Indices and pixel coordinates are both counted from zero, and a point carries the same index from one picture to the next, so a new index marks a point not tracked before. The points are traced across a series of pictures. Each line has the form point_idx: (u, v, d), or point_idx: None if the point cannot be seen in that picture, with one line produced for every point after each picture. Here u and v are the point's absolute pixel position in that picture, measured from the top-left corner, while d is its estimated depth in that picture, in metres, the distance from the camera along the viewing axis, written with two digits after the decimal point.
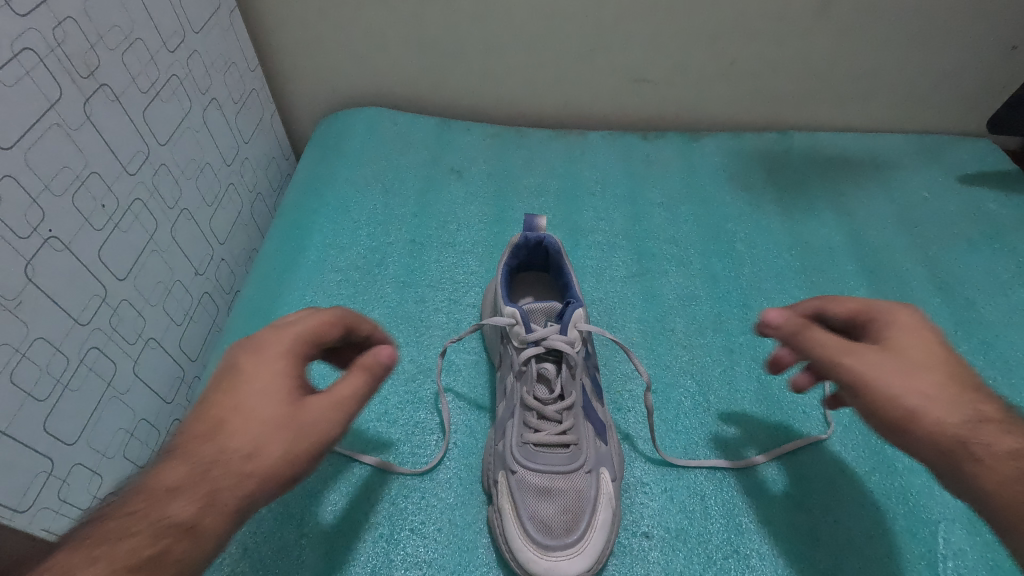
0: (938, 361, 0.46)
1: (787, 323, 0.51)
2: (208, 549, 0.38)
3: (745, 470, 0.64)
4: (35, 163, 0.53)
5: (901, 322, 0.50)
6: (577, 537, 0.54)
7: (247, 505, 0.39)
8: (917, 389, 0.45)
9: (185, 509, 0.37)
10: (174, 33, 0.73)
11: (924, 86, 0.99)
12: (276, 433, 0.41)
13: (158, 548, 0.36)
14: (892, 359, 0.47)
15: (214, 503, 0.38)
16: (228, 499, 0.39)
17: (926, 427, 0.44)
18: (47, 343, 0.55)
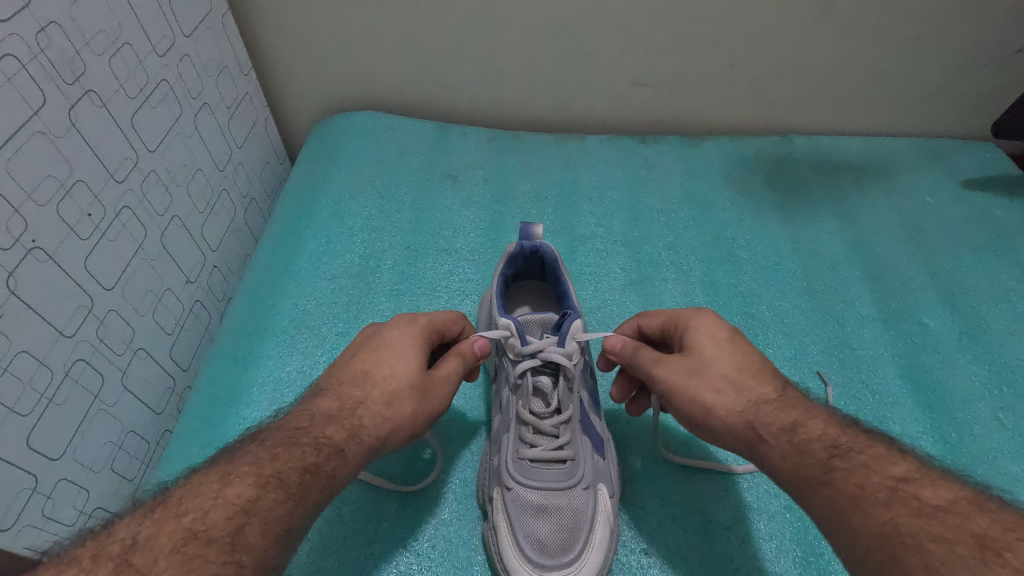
0: (739, 361, 0.52)
1: (625, 350, 0.58)
2: (349, 470, 0.46)
3: (746, 485, 0.63)
4: (18, 172, 0.51)
5: (699, 327, 0.55)
6: (574, 556, 0.53)
7: (379, 443, 0.49)
8: (714, 386, 0.51)
9: (336, 434, 0.47)
10: (164, 37, 0.72)
11: (926, 90, 0.98)
12: (409, 395, 0.51)
13: (317, 460, 0.45)
14: (686, 363, 0.52)
15: (359, 436, 0.48)
16: (370, 436, 0.48)
17: (722, 420, 0.50)
18: (30, 356, 0.53)
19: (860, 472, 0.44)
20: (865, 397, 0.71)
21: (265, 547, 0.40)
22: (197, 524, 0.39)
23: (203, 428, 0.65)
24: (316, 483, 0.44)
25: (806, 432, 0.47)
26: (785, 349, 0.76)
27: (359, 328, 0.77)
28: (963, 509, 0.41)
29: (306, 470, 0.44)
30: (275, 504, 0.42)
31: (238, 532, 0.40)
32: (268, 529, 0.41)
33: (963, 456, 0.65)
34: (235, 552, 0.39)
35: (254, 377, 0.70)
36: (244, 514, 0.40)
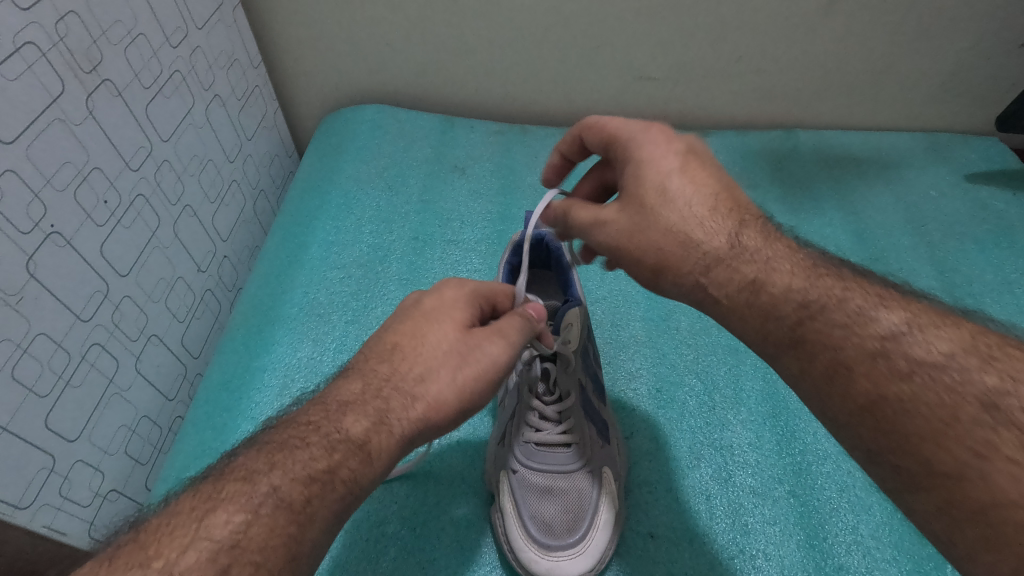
0: (692, 183, 0.45)
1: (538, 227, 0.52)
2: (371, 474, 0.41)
3: (750, 471, 0.64)
4: (37, 157, 0.52)
5: (641, 152, 0.46)
6: (579, 537, 0.54)
7: (413, 431, 0.42)
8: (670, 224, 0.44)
9: (355, 428, 0.41)
10: (177, 28, 0.73)
11: (930, 85, 0.99)
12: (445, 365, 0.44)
13: (331, 468, 0.39)
14: (635, 208, 0.45)
15: (391, 434, 0.41)
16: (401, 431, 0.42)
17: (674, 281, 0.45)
18: (48, 339, 0.54)
19: (836, 334, 0.38)
20: None
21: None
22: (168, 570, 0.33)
23: (216, 412, 0.66)
24: (330, 496, 0.39)
25: (769, 294, 0.41)
26: None
27: (367, 317, 0.78)
28: (962, 361, 0.35)
29: (314, 488, 0.38)
30: (271, 533, 0.36)
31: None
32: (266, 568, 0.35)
33: None
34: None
35: (265, 363, 0.72)
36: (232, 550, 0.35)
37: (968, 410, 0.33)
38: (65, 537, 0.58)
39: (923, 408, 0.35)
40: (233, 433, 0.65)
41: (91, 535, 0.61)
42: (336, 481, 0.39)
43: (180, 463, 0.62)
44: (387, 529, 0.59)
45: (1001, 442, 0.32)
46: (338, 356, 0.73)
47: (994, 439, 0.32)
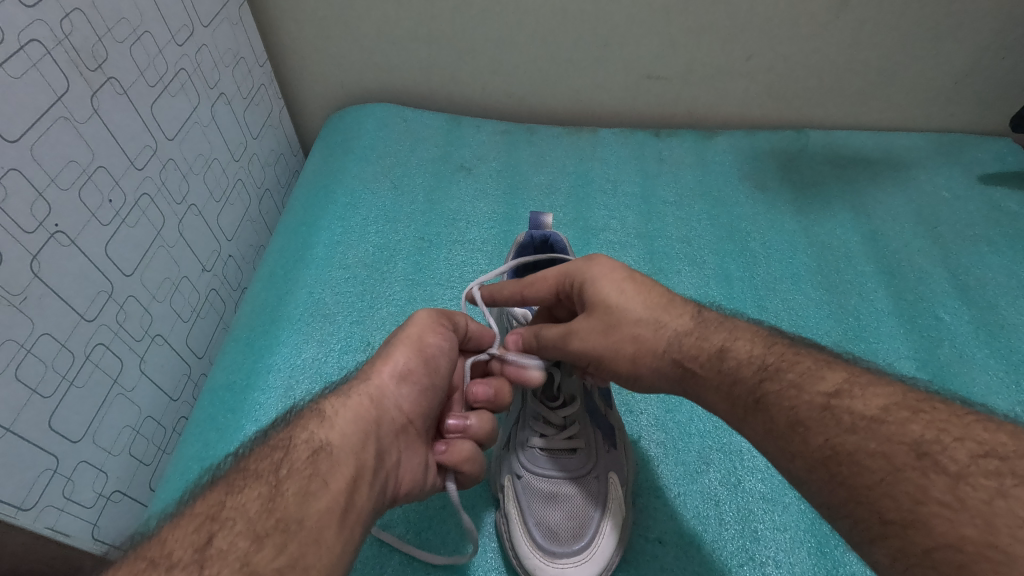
0: (647, 298, 0.50)
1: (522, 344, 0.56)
2: (340, 434, 0.43)
3: (760, 476, 0.63)
4: (40, 156, 0.52)
5: (593, 278, 0.52)
6: (585, 544, 0.54)
7: (373, 394, 0.47)
8: (632, 332, 0.49)
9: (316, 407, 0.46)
10: (183, 26, 0.72)
11: (943, 85, 0.98)
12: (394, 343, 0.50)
13: (290, 440, 0.42)
14: (596, 317, 0.50)
15: (343, 397, 0.46)
16: (358, 393, 0.47)
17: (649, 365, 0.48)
18: (52, 340, 0.54)
19: (788, 393, 0.41)
20: None
21: (246, 551, 0.35)
22: (157, 551, 0.35)
23: (221, 413, 0.66)
24: (299, 458, 0.41)
25: (734, 358, 0.45)
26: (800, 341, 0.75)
27: (373, 318, 0.77)
28: (895, 416, 0.37)
29: (282, 459, 0.41)
30: (250, 500, 0.38)
31: (208, 543, 0.35)
32: (246, 532, 0.36)
33: None
34: (207, 567, 0.34)
35: (270, 364, 0.71)
36: (211, 522, 0.36)
37: (902, 457, 0.35)
38: (68, 538, 0.57)
39: (865, 457, 0.36)
40: (238, 433, 0.64)
41: (94, 536, 0.61)
42: (300, 446, 0.42)
43: (184, 464, 0.61)
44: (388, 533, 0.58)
45: (932, 486, 0.33)
46: (342, 357, 0.73)
47: (926, 484, 0.33)
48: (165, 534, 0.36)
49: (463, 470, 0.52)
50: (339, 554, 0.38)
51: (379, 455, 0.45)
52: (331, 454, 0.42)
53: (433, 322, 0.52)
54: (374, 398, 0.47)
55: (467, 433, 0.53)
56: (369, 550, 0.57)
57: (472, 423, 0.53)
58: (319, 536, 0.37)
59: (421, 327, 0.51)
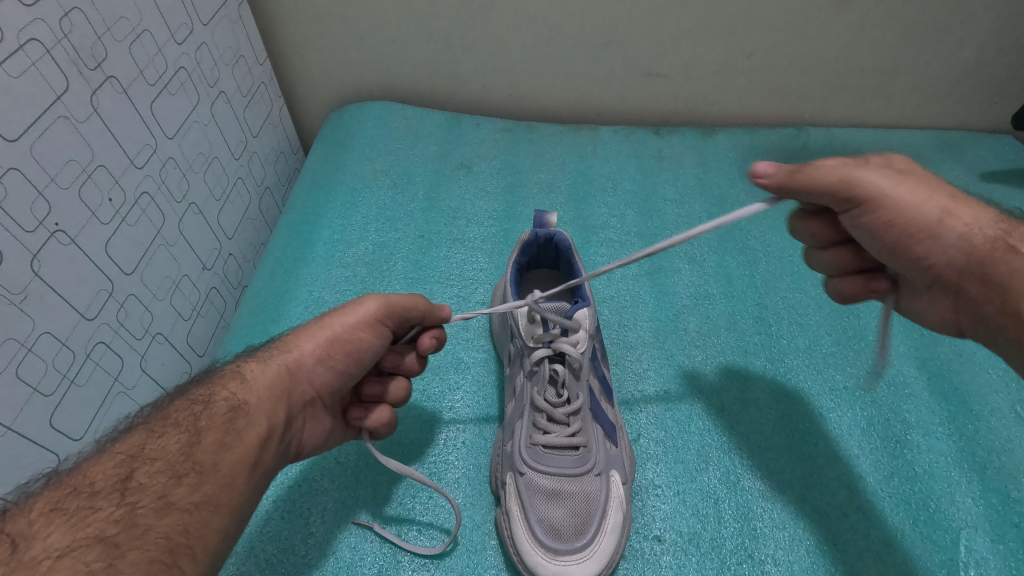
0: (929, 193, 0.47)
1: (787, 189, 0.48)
2: (254, 395, 0.50)
3: (759, 474, 0.63)
4: (41, 154, 0.52)
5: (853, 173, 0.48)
6: (587, 542, 0.54)
7: (291, 363, 0.53)
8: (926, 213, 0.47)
9: (234, 369, 0.52)
10: (182, 25, 0.72)
11: (944, 82, 0.97)
12: (319, 330, 0.54)
13: (210, 395, 0.49)
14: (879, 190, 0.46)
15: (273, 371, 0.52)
16: (277, 362, 0.53)
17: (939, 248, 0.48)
18: (53, 338, 0.54)
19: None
20: (881, 389, 0.70)
21: (163, 486, 0.42)
22: (79, 480, 0.41)
23: None
24: (217, 412, 0.48)
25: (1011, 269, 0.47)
26: (799, 339, 0.75)
27: None
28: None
29: (200, 412, 0.47)
30: (170, 445, 0.45)
31: (128, 477, 0.42)
32: (165, 470, 0.43)
33: (979, 448, 0.65)
34: (127, 496, 0.41)
35: None
36: (131, 460, 0.43)
37: None
38: None
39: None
40: None
41: None
42: (218, 403, 0.48)
43: None
44: (389, 526, 0.59)
45: None
46: None
47: None
48: (88, 463, 0.43)
49: (381, 430, 0.58)
50: (245, 496, 0.46)
51: (289, 419, 0.52)
52: (245, 413, 0.48)
53: (362, 321, 0.54)
54: (292, 368, 0.53)
55: (386, 394, 0.59)
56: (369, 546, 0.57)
57: (388, 387, 0.59)
58: (230, 481, 0.45)
59: (354, 324, 0.54)
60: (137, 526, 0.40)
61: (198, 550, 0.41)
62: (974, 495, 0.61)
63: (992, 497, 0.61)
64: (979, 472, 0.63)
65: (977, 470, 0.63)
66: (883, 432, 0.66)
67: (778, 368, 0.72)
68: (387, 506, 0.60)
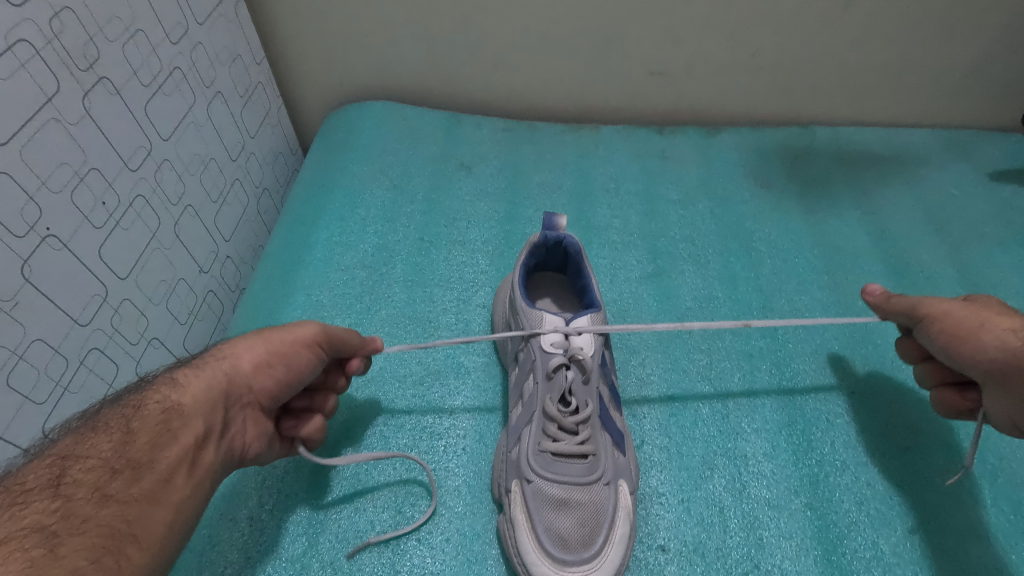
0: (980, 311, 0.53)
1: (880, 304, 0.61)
2: (189, 396, 0.47)
3: (766, 482, 0.62)
4: (31, 158, 0.51)
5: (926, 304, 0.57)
6: (594, 552, 0.52)
7: (226, 367, 0.50)
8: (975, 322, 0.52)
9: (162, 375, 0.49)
10: (177, 24, 0.71)
11: (953, 80, 0.96)
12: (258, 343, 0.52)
13: (145, 398, 0.46)
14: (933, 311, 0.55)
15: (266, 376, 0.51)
16: (214, 367, 0.50)
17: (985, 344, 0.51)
18: (45, 346, 0.53)
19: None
20: (889, 394, 0.69)
21: (100, 479, 0.41)
22: (11, 479, 0.39)
23: None
24: (150, 415, 0.45)
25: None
26: (806, 343, 0.74)
27: (372, 319, 0.76)
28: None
29: (132, 414, 0.45)
30: (101, 444, 0.43)
31: (61, 474, 0.40)
32: (100, 466, 0.41)
33: (990, 455, 0.63)
34: (62, 490, 0.39)
35: None
36: (62, 460, 0.41)
37: None
38: None
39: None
40: None
41: None
42: (150, 407, 0.45)
43: None
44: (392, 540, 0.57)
45: None
46: None
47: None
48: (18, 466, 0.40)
49: (313, 438, 0.57)
50: (190, 492, 0.45)
51: (226, 423, 0.49)
52: (180, 414, 0.46)
53: (310, 335, 0.53)
54: (228, 373, 0.50)
55: (317, 406, 0.58)
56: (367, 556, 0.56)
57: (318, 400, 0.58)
58: (169, 477, 0.44)
59: (299, 338, 0.52)
60: (74, 518, 0.38)
61: (143, 541, 0.41)
62: (986, 503, 0.60)
63: (1004, 504, 0.60)
64: (990, 479, 0.62)
65: (988, 477, 0.62)
66: (892, 438, 0.65)
67: (785, 373, 0.71)
68: (388, 517, 0.59)
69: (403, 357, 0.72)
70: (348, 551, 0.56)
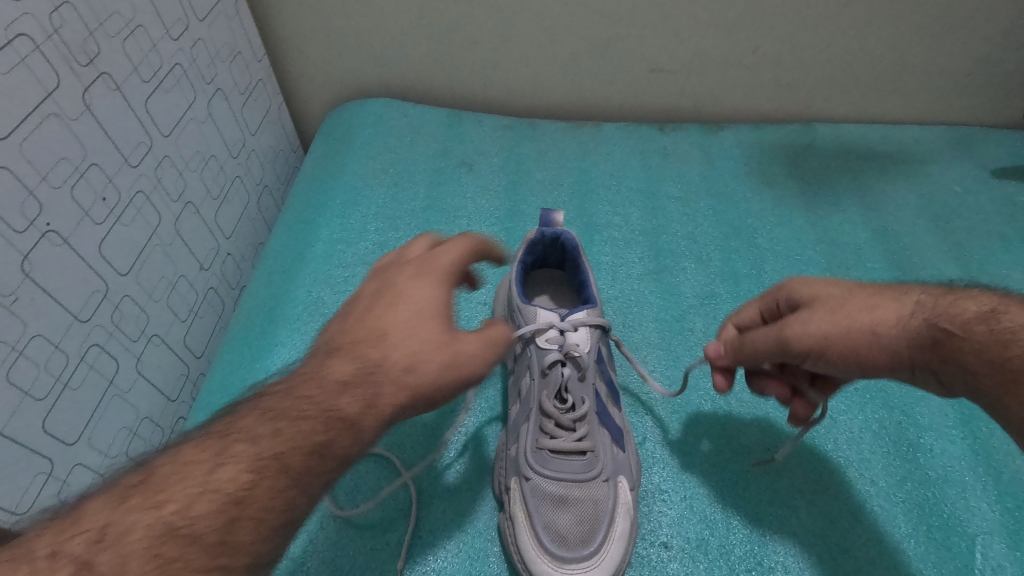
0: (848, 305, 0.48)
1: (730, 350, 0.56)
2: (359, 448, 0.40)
3: (769, 479, 0.61)
4: (31, 152, 0.51)
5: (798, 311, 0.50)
6: (594, 550, 0.52)
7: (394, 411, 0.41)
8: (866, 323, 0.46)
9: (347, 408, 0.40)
10: (178, 20, 0.71)
11: (955, 77, 0.95)
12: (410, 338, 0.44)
13: (322, 443, 0.39)
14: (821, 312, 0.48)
15: None
16: (388, 400, 0.41)
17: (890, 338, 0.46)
18: (45, 341, 0.53)
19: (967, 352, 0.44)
20: (892, 391, 0.68)
21: (258, 542, 0.36)
22: (180, 518, 0.34)
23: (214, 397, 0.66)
24: (318, 464, 0.38)
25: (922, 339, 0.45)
26: None
27: None
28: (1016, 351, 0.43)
29: (308, 464, 0.38)
30: (271, 495, 0.37)
31: (228, 530, 0.35)
32: (262, 523, 0.36)
33: (994, 452, 0.63)
34: (220, 556, 0.34)
35: (265, 364, 0.69)
36: (231, 509, 0.35)
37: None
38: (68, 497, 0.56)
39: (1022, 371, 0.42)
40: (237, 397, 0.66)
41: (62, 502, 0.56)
42: (329, 456, 0.39)
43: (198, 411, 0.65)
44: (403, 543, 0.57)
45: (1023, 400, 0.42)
46: None
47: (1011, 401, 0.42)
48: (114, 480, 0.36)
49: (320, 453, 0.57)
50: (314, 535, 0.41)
51: None
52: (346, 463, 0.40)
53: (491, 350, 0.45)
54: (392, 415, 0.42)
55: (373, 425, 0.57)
56: (369, 554, 0.56)
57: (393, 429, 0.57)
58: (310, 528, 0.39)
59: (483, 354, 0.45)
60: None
61: None
62: (990, 500, 0.60)
63: (1008, 501, 0.59)
64: (994, 476, 0.61)
65: (992, 474, 0.61)
66: (896, 435, 0.65)
67: None
68: (391, 514, 0.59)
69: None
70: (351, 546, 0.56)
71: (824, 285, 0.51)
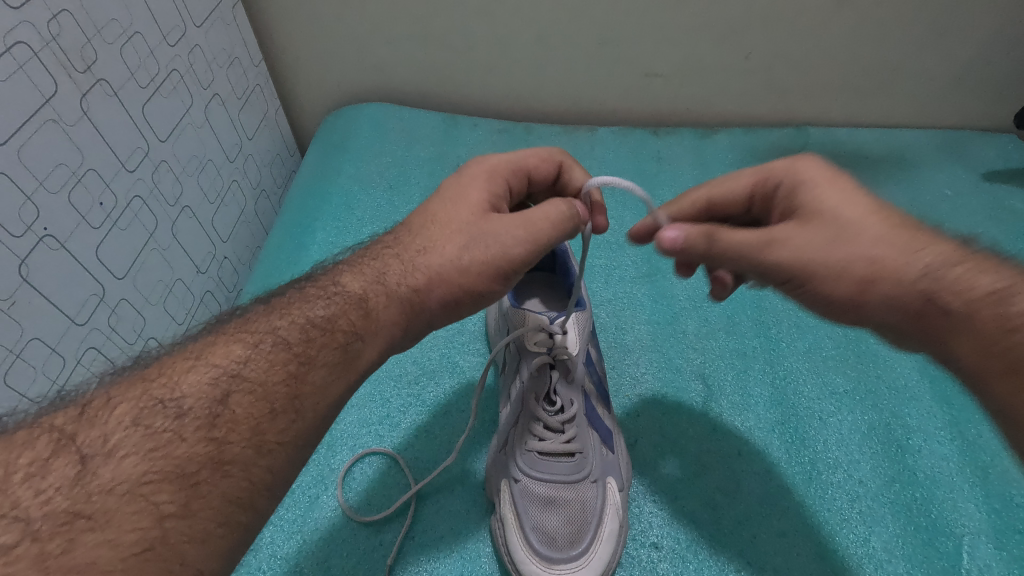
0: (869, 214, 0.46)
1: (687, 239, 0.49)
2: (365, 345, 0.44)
3: (759, 480, 0.62)
4: (29, 159, 0.51)
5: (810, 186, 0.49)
6: (582, 550, 0.53)
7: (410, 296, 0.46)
8: (869, 252, 0.45)
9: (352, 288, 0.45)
10: (175, 27, 0.72)
11: (947, 81, 0.96)
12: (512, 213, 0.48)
13: (329, 322, 0.44)
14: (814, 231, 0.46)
15: None
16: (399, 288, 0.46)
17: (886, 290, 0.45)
18: (42, 344, 0.54)
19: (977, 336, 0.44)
20: (881, 392, 0.69)
21: (259, 422, 0.38)
22: (168, 392, 0.37)
23: (281, 258, 0.81)
24: (328, 347, 0.43)
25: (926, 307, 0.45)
26: (800, 342, 0.74)
27: None
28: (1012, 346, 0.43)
29: (308, 344, 0.42)
30: (272, 368, 0.41)
31: (223, 400, 0.38)
32: (262, 406, 0.39)
33: (982, 453, 0.64)
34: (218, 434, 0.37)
35: None
36: (230, 381, 0.39)
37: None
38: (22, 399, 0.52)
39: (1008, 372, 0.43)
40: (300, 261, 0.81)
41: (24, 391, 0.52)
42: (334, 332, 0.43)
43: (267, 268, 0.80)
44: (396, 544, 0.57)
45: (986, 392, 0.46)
46: None
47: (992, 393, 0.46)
48: None
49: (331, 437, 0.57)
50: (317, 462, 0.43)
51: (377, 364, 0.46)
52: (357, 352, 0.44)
53: (570, 219, 0.48)
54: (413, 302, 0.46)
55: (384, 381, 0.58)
56: (363, 555, 0.56)
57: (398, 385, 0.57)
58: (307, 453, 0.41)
59: (553, 219, 0.47)
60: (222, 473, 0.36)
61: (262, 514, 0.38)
62: (977, 501, 0.60)
63: (996, 502, 0.60)
64: (982, 477, 0.62)
65: (980, 475, 0.62)
66: (884, 436, 0.65)
67: (778, 372, 0.71)
68: (384, 515, 0.59)
69: (400, 356, 0.73)
70: (344, 547, 0.57)
71: (839, 194, 0.47)
